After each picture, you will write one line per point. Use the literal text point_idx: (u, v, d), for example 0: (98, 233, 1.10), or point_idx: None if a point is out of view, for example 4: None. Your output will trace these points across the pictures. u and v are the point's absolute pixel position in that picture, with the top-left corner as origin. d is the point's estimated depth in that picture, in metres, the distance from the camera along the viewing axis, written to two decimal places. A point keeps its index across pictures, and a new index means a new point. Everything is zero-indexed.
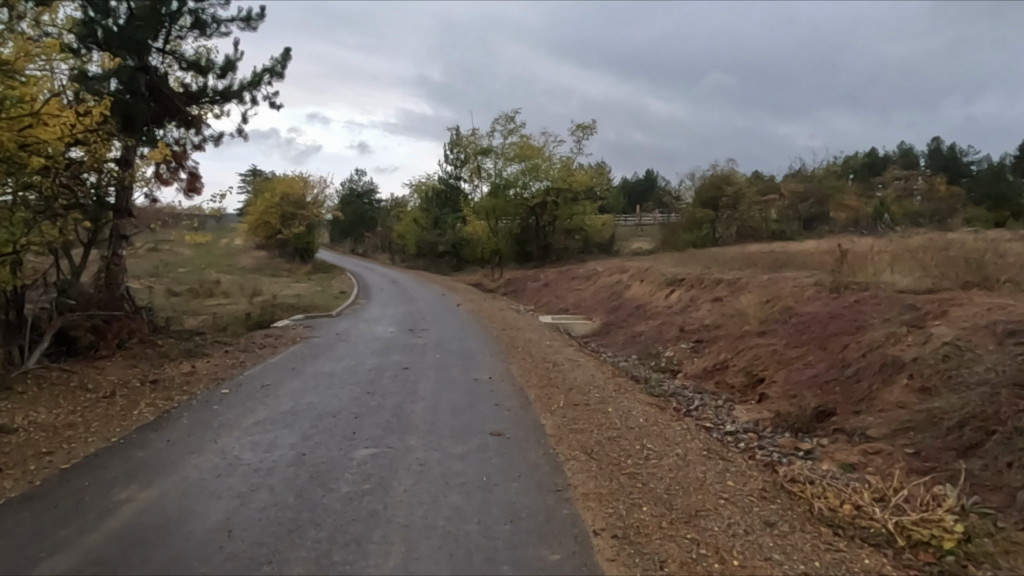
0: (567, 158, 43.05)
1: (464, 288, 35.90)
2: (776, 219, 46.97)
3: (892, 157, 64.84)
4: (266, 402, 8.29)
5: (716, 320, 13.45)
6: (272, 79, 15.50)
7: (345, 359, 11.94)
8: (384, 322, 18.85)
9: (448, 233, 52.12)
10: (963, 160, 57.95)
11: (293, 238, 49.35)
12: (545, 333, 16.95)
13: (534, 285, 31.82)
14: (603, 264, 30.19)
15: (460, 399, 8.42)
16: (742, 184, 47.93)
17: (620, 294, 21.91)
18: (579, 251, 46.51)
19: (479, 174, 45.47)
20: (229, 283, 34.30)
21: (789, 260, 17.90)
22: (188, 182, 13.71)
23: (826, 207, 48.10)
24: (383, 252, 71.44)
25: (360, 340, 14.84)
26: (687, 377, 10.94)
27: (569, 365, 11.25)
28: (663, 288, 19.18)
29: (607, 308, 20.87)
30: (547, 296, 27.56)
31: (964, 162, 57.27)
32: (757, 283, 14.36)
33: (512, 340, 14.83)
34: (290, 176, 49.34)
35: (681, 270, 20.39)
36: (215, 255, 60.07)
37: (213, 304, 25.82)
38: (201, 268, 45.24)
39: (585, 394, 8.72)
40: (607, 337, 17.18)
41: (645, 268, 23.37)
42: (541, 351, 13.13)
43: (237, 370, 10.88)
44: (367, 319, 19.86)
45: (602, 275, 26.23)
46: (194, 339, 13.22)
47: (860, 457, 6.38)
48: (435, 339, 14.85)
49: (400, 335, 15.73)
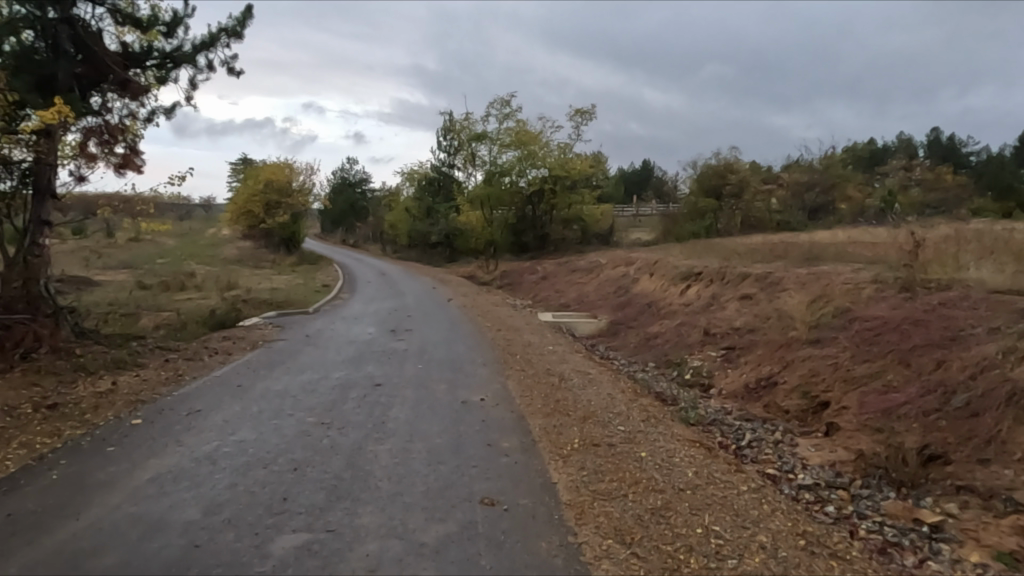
0: (565, 145, 40.93)
1: (456, 281, 33.88)
2: (778, 209, 45.02)
3: (891, 147, 62.98)
4: (182, 443, 6.20)
5: (749, 323, 11.43)
6: (229, 40, 13.35)
7: (308, 371, 9.87)
8: (366, 322, 16.77)
9: (441, 223, 49.97)
10: (964, 151, 56.10)
11: (278, 228, 47.16)
12: (546, 335, 14.93)
13: (531, 278, 29.80)
14: (604, 256, 28.14)
15: (443, 436, 6.39)
16: (747, 172, 45.95)
17: (627, 289, 19.90)
18: (577, 242, 44.47)
19: (473, 162, 43.36)
20: (205, 276, 32.14)
21: (821, 252, 15.88)
22: (117, 158, 11.47)
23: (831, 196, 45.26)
24: (374, 243, 69.11)
25: (332, 345, 12.75)
26: (724, 397, 8.90)
27: (580, 381, 9.23)
28: (676, 282, 17.17)
29: (612, 305, 18.88)
30: (545, 290, 25.56)
31: (963, 153, 55.39)
32: (794, 279, 12.38)
33: (509, 344, 12.79)
34: (275, 162, 46.98)
35: (695, 262, 18.39)
36: (197, 245, 57.58)
37: (182, 299, 23.68)
38: (180, 260, 43.02)
39: (606, 427, 6.72)
40: (616, 338, 15.17)
41: (653, 260, 21.39)
42: (544, 359, 11.11)
43: (168, 387, 8.76)
44: (346, 318, 17.76)
45: (606, 267, 24.25)
46: (130, 345, 11.00)
47: (1022, 542, 4.31)
48: (420, 344, 12.80)
49: (380, 338, 13.62)
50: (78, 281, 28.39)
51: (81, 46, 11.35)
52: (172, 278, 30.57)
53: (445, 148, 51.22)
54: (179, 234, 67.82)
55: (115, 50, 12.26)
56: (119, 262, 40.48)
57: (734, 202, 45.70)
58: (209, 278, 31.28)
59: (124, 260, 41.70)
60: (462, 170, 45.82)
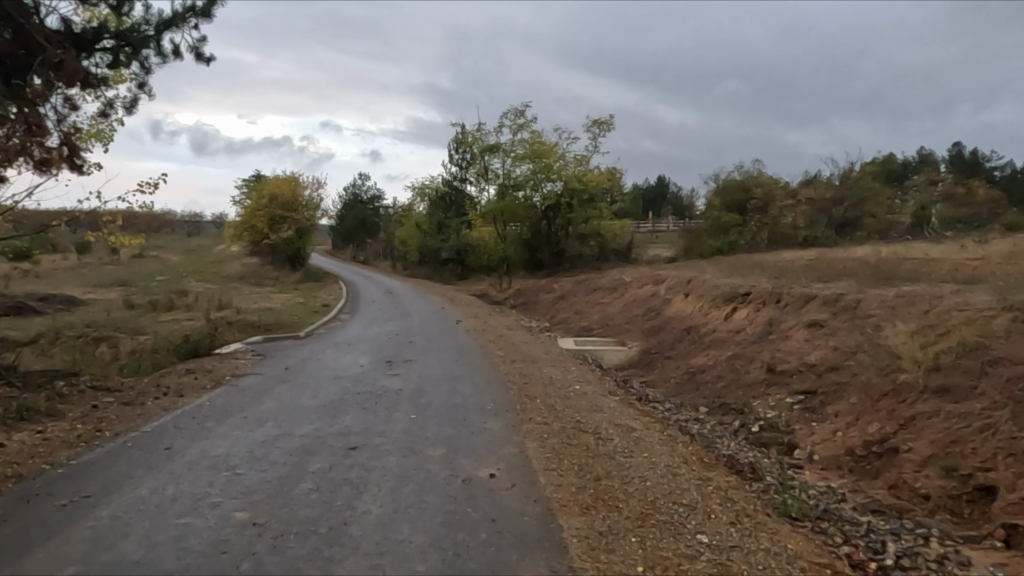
0: (582, 157, 38.89)
1: (467, 299, 31.79)
2: (804, 225, 41.56)
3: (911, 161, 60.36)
4: (25, 566, 4.01)
5: (830, 360, 9.14)
6: (197, 20, 11.32)
7: (266, 424, 7.63)
8: (359, 349, 14.61)
9: (452, 238, 48.04)
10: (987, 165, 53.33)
11: (282, 243, 45.37)
12: (569, 367, 12.65)
13: (547, 297, 27.58)
14: (628, 273, 25.86)
15: (430, 557, 4.14)
16: (774, 186, 43.66)
17: (658, 312, 17.59)
18: (595, 258, 42.29)
19: (486, 177, 41.47)
20: (200, 294, 30.28)
21: (891, 270, 13.58)
22: (41, 152, 9.44)
23: (862, 212, 41.62)
24: (385, 260, 67.23)
25: (311, 382, 10.51)
26: (822, 468, 6.52)
27: (622, 441, 6.93)
28: (719, 305, 14.88)
29: (643, 330, 16.63)
30: (563, 311, 23.32)
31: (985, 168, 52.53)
32: (878, 303, 10.03)
33: (526, 380, 10.50)
34: (280, 176, 45.29)
35: (738, 281, 16.09)
36: (202, 262, 56.00)
37: (167, 320, 21.70)
38: (180, 277, 41.31)
39: (682, 538, 4.43)
40: (653, 372, 12.92)
41: (687, 278, 19.11)
42: (568, 404, 8.80)
43: (74, 448, 6.60)
44: (338, 345, 15.60)
45: (631, 286, 21.96)
46: (54, 385, 8.83)
47: None
48: (416, 379, 10.57)
49: (371, 372, 11.37)
50: (62, 301, 26.57)
51: (5, 17, 9.16)
52: (164, 296, 28.73)
53: (457, 161, 49.31)
54: (185, 251, 66.25)
55: (57, 27, 10.18)
56: (115, 279, 38.78)
57: (760, 216, 43.45)
58: (204, 296, 29.40)
59: (122, 278, 39.99)
60: (474, 185, 43.94)
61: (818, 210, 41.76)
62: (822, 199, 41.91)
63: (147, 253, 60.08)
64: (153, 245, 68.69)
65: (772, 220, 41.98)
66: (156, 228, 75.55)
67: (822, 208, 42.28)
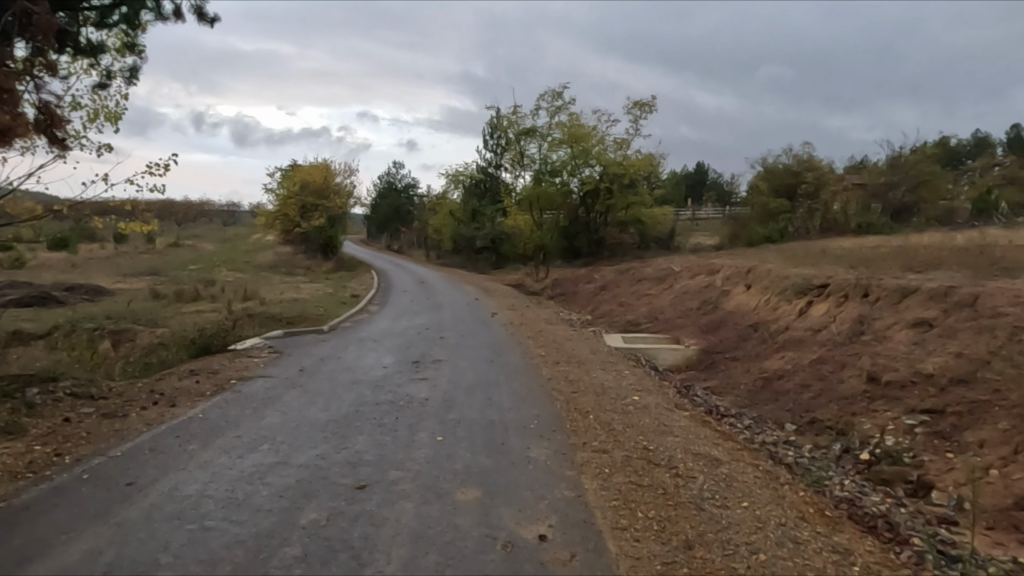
0: (623, 141, 36.98)
1: (503, 290, 30.36)
2: (858, 212, 38.78)
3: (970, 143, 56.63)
4: None
5: (955, 370, 7.39)
6: None
7: (262, 446, 6.23)
8: (385, 347, 13.26)
9: (487, 226, 46.65)
10: None
11: (314, 232, 44.52)
12: (621, 367, 11.07)
13: (588, 287, 25.96)
14: (676, 261, 24.09)
15: None
16: (827, 169, 41.11)
17: (716, 306, 15.88)
18: (636, 246, 40.44)
19: (521, 162, 39.82)
20: (228, 284, 29.44)
21: (998, 255, 11.62)
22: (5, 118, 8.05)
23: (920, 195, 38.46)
24: (418, 248, 66.21)
25: (325, 387, 9.12)
26: (986, 527, 4.83)
27: (708, 481, 5.35)
28: (789, 299, 13.11)
29: (699, 325, 14.95)
30: (606, 303, 21.71)
31: None
32: (1007, 299, 8.22)
33: (573, 387, 8.95)
34: (312, 163, 44.31)
35: (808, 270, 14.29)
36: (237, 252, 55.74)
37: (190, 312, 20.73)
38: (212, 267, 40.78)
39: None
40: (718, 377, 11.27)
41: (745, 267, 17.33)
42: (627, 420, 7.23)
43: (17, 482, 5.30)
44: (363, 341, 14.28)
45: (681, 276, 20.24)
46: (26, 394, 7.61)
47: None
48: (446, 385, 9.13)
49: (394, 375, 9.95)
50: (88, 290, 25.90)
51: None
52: (192, 286, 27.93)
53: (492, 147, 47.77)
54: (220, 241, 66.17)
55: None
56: (147, 269, 38.29)
57: (811, 201, 41.03)
58: (233, 286, 28.54)
59: (154, 268, 39.52)
60: (509, 171, 42.48)
61: (872, 195, 38.98)
62: (877, 183, 39.15)
63: (182, 242, 60.12)
64: (190, 234, 68.80)
65: (824, 206, 39.68)
66: (192, 216, 75.75)
67: (876, 193, 39.14)
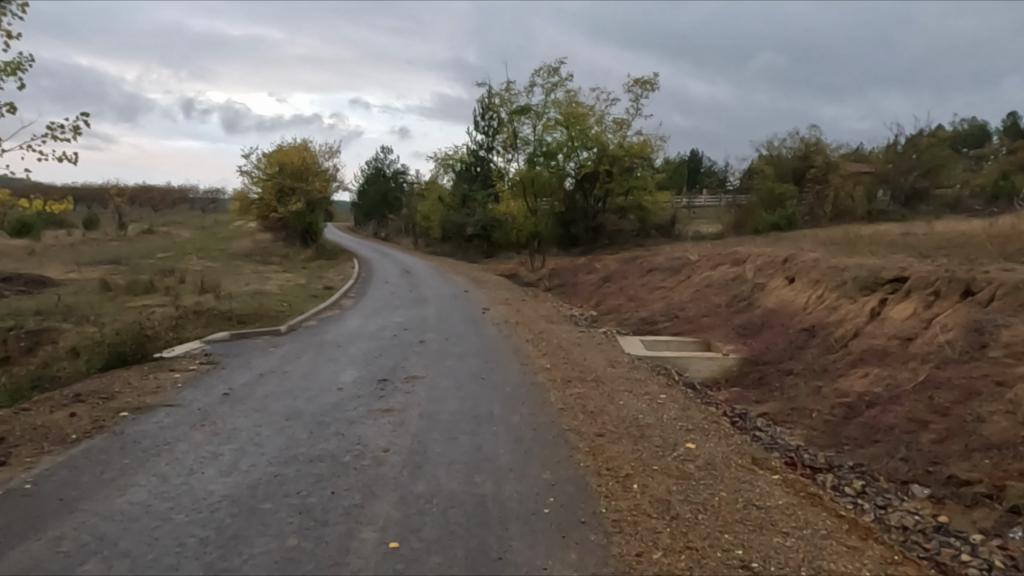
0: (623, 121, 34.43)
1: (496, 281, 27.76)
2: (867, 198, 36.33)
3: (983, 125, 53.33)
4: None
5: None
6: None
7: (82, 568, 3.60)
8: (350, 356, 10.61)
9: (478, 212, 43.92)
10: None
11: (292, 218, 41.61)
12: (651, 384, 8.47)
13: (589, 278, 23.41)
14: (688, 250, 21.57)
15: None
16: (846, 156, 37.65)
17: (751, 305, 13.36)
18: (636, 233, 38.02)
19: (513, 144, 36.84)
20: (191, 273, 26.70)
21: None
22: None
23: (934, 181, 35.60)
24: (406, 236, 63.41)
25: (246, 425, 6.46)
26: None
27: None
28: (852, 298, 10.57)
29: (735, 327, 12.41)
30: (612, 296, 19.16)
31: None
32: None
33: (596, 426, 6.38)
34: (289, 144, 41.39)
35: (868, 260, 11.78)
36: (214, 238, 52.66)
37: (135, 307, 18.01)
38: (182, 255, 37.89)
39: None
40: (777, 401, 8.73)
41: (781, 257, 14.83)
42: (692, 497, 4.65)
43: None
44: (324, 346, 11.62)
45: (699, 268, 17.71)
46: None
47: None
48: (419, 422, 6.51)
49: (350, 403, 7.30)
50: (27, 281, 23.02)
51: None
52: (150, 276, 25.17)
53: (483, 129, 45.09)
54: (199, 227, 63.11)
55: None
56: (110, 258, 35.38)
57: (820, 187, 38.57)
58: (195, 275, 25.80)
59: (117, 256, 36.56)
60: (500, 155, 39.55)
61: (883, 181, 35.73)
62: (886, 168, 36.09)
63: (156, 229, 56.99)
64: (167, 220, 65.60)
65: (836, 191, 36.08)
66: (171, 202, 72.48)
67: (885, 177, 36.03)
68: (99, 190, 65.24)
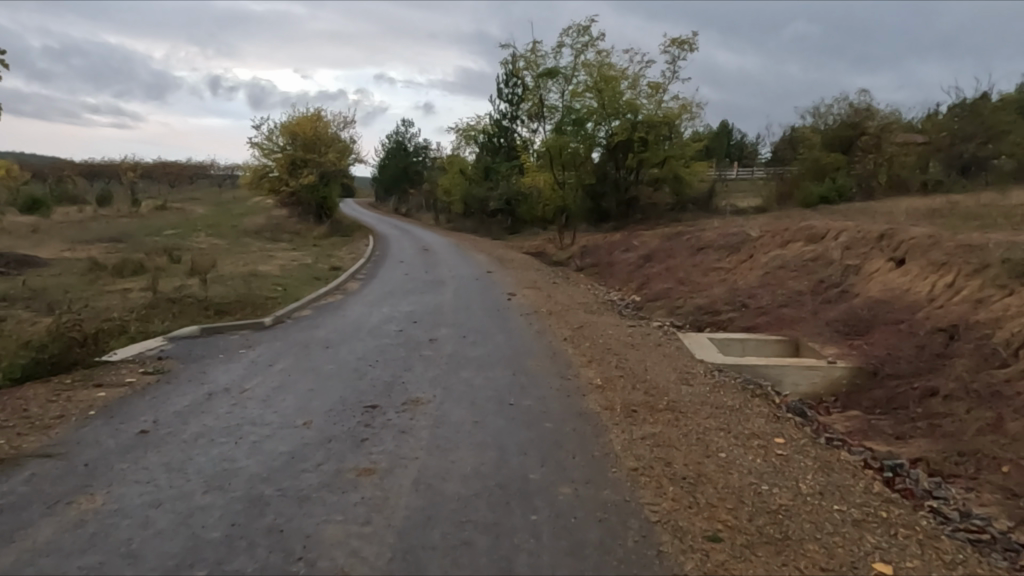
0: (658, 84, 31.40)
1: (522, 260, 25.23)
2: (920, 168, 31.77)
3: None
4: None
5: None
6: None
7: None
8: (338, 362, 8.18)
9: (502, 186, 41.32)
10: None
11: (306, 192, 39.34)
12: (752, 418, 5.90)
13: (627, 257, 20.74)
14: (743, 225, 18.78)
15: None
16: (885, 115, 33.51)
17: (845, 292, 10.69)
18: (671, 208, 35.19)
19: (540, 113, 33.34)
20: (191, 252, 24.53)
21: None
22: None
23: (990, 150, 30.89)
24: (427, 211, 60.99)
25: (137, 505, 4.04)
26: None
27: None
28: (1008, 289, 7.87)
29: (829, 322, 9.79)
30: (657, 279, 16.53)
31: None
32: None
33: (704, 516, 3.85)
34: (302, 113, 39.02)
35: (1014, 236, 9.04)
36: (228, 215, 50.76)
37: (112, 290, 15.85)
38: (189, 233, 35.85)
39: None
40: (929, 438, 6.15)
41: (875, 234, 12.06)
42: None
43: None
44: (309, 347, 9.21)
45: (763, 246, 14.97)
46: None
47: None
48: (413, 503, 4.06)
49: (315, 454, 4.87)
50: (10, 261, 21.00)
51: None
52: (146, 254, 23.15)
53: (507, 96, 42.34)
54: (215, 203, 61.28)
55: None
56: (114, 235, 33.52)
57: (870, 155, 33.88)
58: (195, 253, 23.65)
59: (122, 234, 34.67)
60: (525, 125, 36.55)
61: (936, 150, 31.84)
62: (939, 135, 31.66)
63: (170, 205, 55.26)
64: (184, 196, 63.92)
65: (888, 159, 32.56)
66: (187, 177, 70.77)
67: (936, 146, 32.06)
68: (115, 166, 63.81)
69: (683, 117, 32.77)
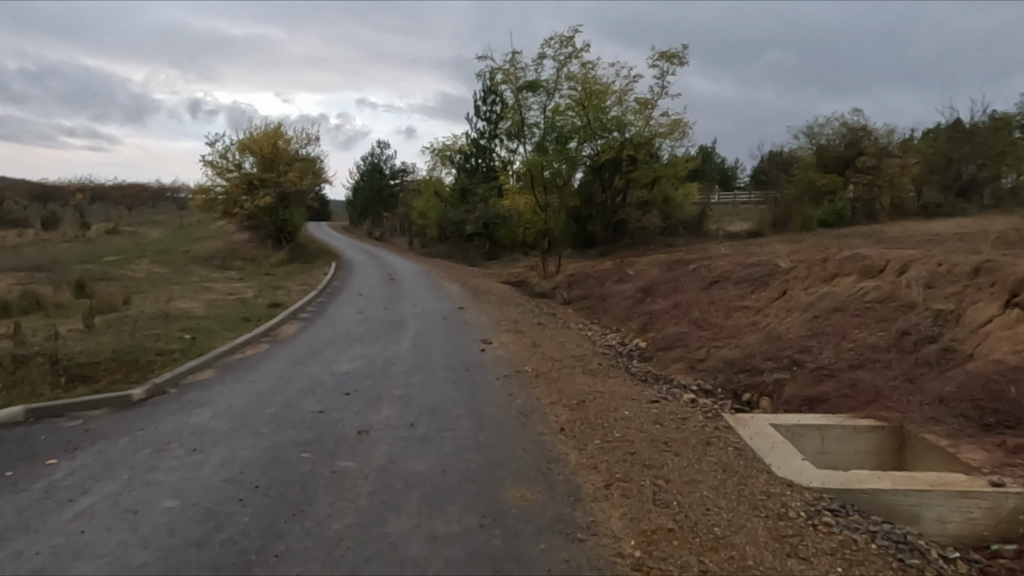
0: (647, 100, 28.65)
1: (499, 291, 22.14)
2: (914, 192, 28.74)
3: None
4: None
5: None
6: None
7: None
8: (188, 495, 4.85)
9: (479, 208, 38.42)
10: None
11: (263, 215, 35.99)
12: None
13: (623, 289, 17.79)
14: (761, 252, 15.90)
15: None
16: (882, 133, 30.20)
17: (948, 351, 7.72)
18: (661, 232, 32.52)
19: (520, 133, 29.66)
20: (113, 284, 20.96)
21: None
22: None
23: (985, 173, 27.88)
24: (401, 235, 57.92)
25: None
26: None
27: None
28: None
29: (941, 398, 6.80)
30: (665, 318, 13.54)
31: None
32: None
33: None
34: (260, 129, 35.86)
35: None
36: (183, 239, 47.04)
37: None
38: (130, 259, 32.19)
39: None
40: None
41: (967, 268, 9.17)
42: None
43: None
44: (164, 452, 5.87)
45: (801, 281, 12.00)
46: None
47: None
48: None
49: None
50: None
51: None
52: (55, 286, 19.60)
53: (484, 114, 39.60)
54: (173, 226, 57.45)
55: None
56: (42, 262, 29.76)
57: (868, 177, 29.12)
58: (117, 286, 20.11)
59: (52, 260, 30.89)
60: (503, 144, 33.54)
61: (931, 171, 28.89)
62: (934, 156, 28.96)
63: (122, 229, 51.28)
64: (139, 219, 59.90)
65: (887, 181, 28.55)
66: (146, 199, 66.80)
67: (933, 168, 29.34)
68: (66, 187, 59.76)
69: (674, 135, 30.09)
